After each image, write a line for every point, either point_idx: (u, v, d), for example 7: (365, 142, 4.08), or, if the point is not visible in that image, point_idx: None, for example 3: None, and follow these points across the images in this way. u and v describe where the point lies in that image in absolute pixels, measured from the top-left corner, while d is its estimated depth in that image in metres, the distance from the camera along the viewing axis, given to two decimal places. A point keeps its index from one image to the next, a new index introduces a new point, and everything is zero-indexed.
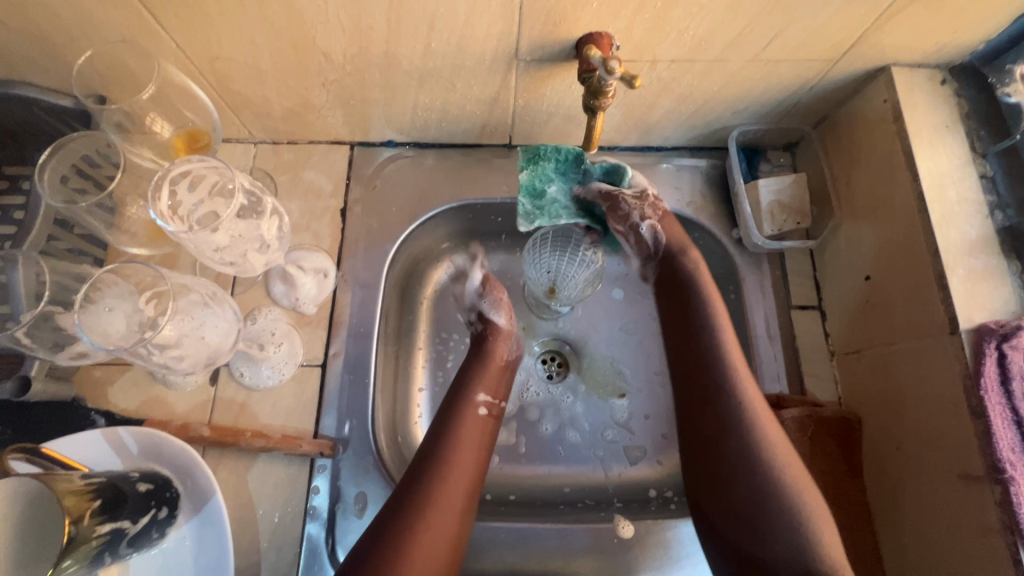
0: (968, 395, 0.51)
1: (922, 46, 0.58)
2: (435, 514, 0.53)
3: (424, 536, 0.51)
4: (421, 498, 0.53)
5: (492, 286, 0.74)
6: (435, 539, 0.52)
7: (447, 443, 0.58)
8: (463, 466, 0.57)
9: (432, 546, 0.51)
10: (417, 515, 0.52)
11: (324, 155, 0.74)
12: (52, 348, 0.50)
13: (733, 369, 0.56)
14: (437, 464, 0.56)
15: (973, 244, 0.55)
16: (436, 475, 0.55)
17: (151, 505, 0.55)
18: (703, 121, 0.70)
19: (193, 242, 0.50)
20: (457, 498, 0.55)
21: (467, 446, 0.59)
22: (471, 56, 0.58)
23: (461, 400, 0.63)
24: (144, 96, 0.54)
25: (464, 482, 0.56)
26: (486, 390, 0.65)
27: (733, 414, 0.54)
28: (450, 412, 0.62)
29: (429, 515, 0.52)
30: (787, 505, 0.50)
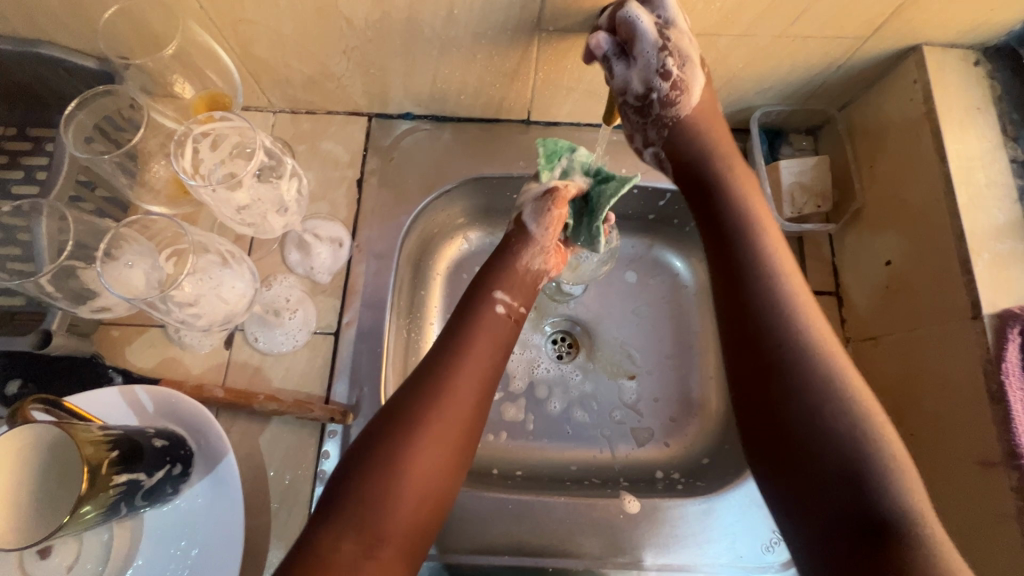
0: (988, 380, 0.50)
1: (957, 25, 0.56)
2: (440, 428, 0.51)
3: (427, 450, 0.50)
4: (424, 413, 0.51)
5: (553, 199, 0.64)
6: (439, 454, 0.50)
7: (456, 354, 0.55)
8: (478, 368, 0.55)
9: (432, 460, 0.50)
10: (418, 429, 0.50)
11: (342, 126, 0.74)
12: (73, 299, 0.52)
13: (797, 323, 0.50)
14: (443, 377, 0.53)
15: (1001, 228, 0.54)
16: (441, 392, 0.52)
17: (166, 461, 0.55)
18: (725, 100, 0.69)
19: (213, 201, 0.51)
20: (462, 415, 0.52)
21: (475, 360, 0.55)
22: (494, 25, 0.57)
23: (479, 310, 0.59)
24: (167, 52, 0.54)
25: (470, 401, 0.53)
26: (505, 288, 0.61)
27: (801, 373, 0.48)
28: (461, 327, 0.57)
29: (434, 431, 0.50)
30: (885, 487, 0.43)
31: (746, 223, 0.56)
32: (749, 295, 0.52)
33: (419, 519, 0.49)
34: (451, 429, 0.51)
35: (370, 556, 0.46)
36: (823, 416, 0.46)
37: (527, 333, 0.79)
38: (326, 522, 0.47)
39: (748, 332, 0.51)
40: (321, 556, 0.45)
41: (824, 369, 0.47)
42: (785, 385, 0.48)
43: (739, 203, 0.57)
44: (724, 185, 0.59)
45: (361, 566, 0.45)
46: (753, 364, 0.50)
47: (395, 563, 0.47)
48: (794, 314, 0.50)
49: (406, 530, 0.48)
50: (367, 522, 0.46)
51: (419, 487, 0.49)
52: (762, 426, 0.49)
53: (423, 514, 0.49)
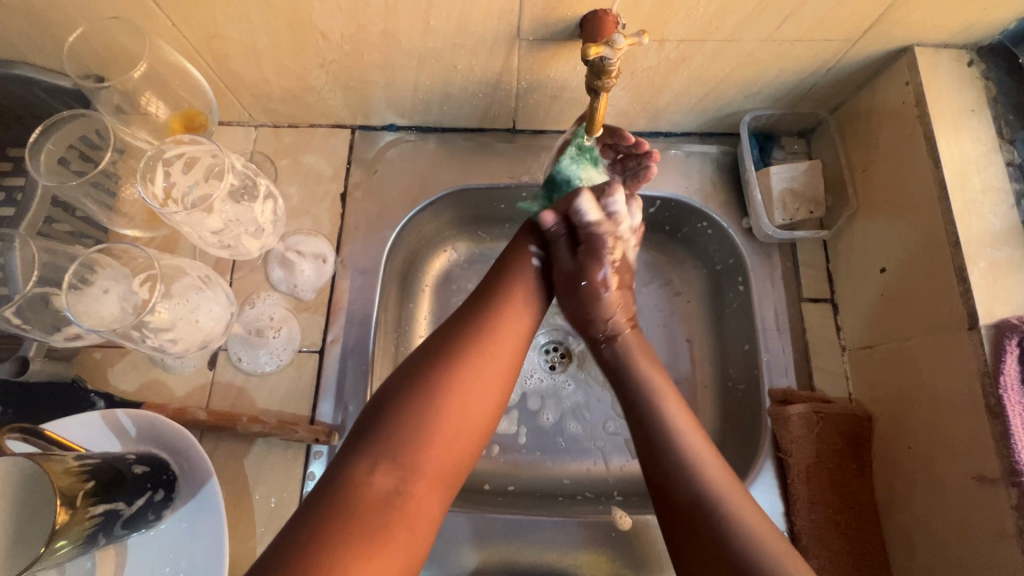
0: (986, 393, 0.49)
1: (950, 24, 0.55)
2: (483, 366, 0.52)
3: (472, 380, 0.51)
4: (468, 349, 0.52)
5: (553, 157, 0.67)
6: (482, 384, 0.51)
7: (497, 299, 0.57)
8: (516, 310, 0.57)
9: (473, 411, 0.50)
10: (462, 358, 0.51)
11: (326, 139, 0.73)
12: (48, 330, 0.51)
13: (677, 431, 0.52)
14: (488, 318, 0.55)
15: (997, 235, 0.52)
16: (485, 330, 0.54)
17: (147, 488, 0.54)
18: (714, 105, 0.67)
19: (188, 225, 0.50)
20: (508, 351, 0.54)
21: (517, 305, 0.57)
22: (472, 36, 0.56)
23: (517, 261, 0.61)
24: (135, 73, 0.53)
25: (509, 349, 0.54)
26: (537, 241, 0.63)
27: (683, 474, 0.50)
28: (504, 279, 0.59)
29: (477, 361, 0.52)
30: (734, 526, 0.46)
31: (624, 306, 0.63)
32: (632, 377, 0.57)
33: (454, 456, 0.49)
34: (496, 364, 0.52)
35: (404, 491, 0.45)
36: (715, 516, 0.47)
37: None
38: (358, 456, 0.46)
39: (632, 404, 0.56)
40: (357, 488, 0.44)
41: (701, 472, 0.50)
42: (666, 479, 0.50)
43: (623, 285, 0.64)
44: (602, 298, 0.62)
45: (396, 500, 0.45)
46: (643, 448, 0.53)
47: (431, 497, 0.46)
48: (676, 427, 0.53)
49: (441, 465, 0.48)
50: (403, 458, 0.46)
51: (460, 417, 0.49)
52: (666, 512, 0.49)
53: (459, 450, 0.49)
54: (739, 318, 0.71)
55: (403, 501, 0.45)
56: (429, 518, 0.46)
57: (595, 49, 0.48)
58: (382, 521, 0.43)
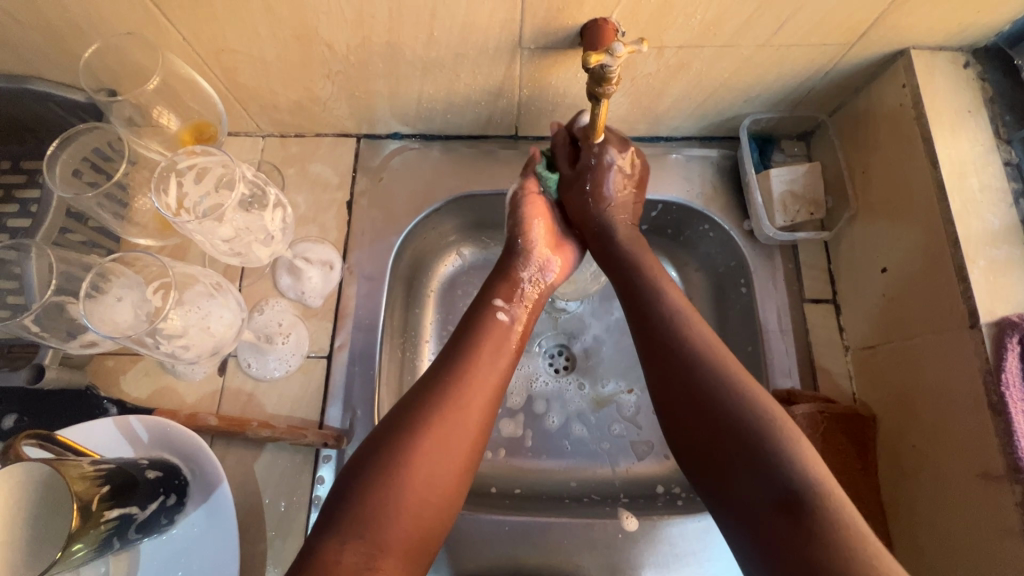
0: (988, 391, 0.49)
1: (945, 27, 0.55)
2: (446, 433, 0.50)
3: (429, 456, 0.48)
4: (432, 416, 0.50)
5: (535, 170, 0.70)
6: (444, 456, 0.49)
7: (462, 361, 0.54)
8: (485, 370, 0.55)
9: (437, 482, 0.48)
10: (419, 435, 0.49)
11: (331, 148, 0.74)
12: (64, 338, 0.52)
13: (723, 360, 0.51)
14: (448, 387, 0.52)
15: (996, 234, 0.53)
16: (451, 392, 0.52)
17: (160, 492, 0.55)
18: (713, 109, 0.68)
19: (200, 234, 0.52)
20: (473, 418, 0.51)
21: (483, 367, 0.55)
22: (475, 45, 0.57)
23: (482, 320, 0.59)
24: (149, 87, 0.54)
25: (478, 411, 0.52)
26: (503, 295, 0.61)
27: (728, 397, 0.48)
28: (467, 340, 0.57)
29: (438, 432, 0.49)
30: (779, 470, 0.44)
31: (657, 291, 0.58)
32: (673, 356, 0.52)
33: (419, 528, 0.47)
34: (462, 429, 0.51)
35: (371, 564, 0.43)
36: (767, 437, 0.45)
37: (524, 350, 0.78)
38: (329, 532, 0.45)
39: (665, 358, 0.53)
40: (326, 563, 0.43)
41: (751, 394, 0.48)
42: (716, 436, 0.47)
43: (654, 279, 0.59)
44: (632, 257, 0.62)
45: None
46: (682, 412, 0.50)
47: (399, 574, 0.44)
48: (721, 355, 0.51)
49: (407, 539, 0.46)
50: (370, 532, 0.44)
51: (424, 489, 0.47)
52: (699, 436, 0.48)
53: (423, 523, 0.47)
54: (742, 320, 0.71)
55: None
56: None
57: (595, 57, 0.49)
58: None
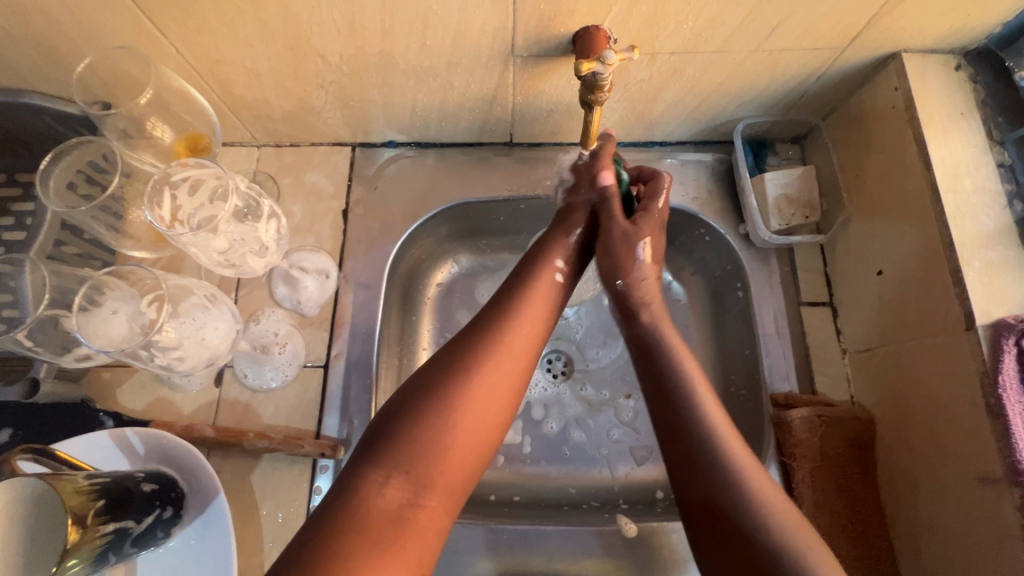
0: (985, 393, 0.49)
1: (936, 30, 0.56)
2: (494, 376, 0.51)
3: (473, 405, 0.49)
4: (484, 357, 0.52)
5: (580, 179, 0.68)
6: (492, 398, 0.50)
7: (510, 307, 0.56)
8: (532, 317, 0.56)
9: (482, 425, 0.49)
10: (469, 378, 0.50)
11: (326, 157, 0.74)
12: (59, 351, 0.52)
13: (716, 429, 0.51)
14: (495, 333, 0.54)
15: (990, 236, 0.53)
16: (500, 335, 0.54)
17: (156, 505, 0.55)
18: (707, 114, 0.68)
19: (193, 246, 0.52)
20: (517, 364, 0.53)
21: (529, 315, 0.56)
22: (468, 54, 0.57)
23: (529, 280, 0.59)
24: (141, 100, 0.55)
25: (523, 354, 0.54)
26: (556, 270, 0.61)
27: (715, 461, 0.49)
28: (516, 293, 0.58)
29: (488, 374, 0.51)
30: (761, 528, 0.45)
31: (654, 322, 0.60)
32: (668, 389, 0.54)
33: (462, 469, 0.48)
34: (508, 372, 0.52)
35: (416, 504, 0.44)
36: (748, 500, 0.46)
37: None
38: (369, 469, 0.45)
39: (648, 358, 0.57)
40: (369, 502, 0.43)
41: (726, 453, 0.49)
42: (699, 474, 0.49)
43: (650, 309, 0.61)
44: (643, 305, 0.61)
45: (407, 513, 0.44)
46: (673, 441, 0.52)
47: (437, 514, 0.46)
48: (714, 424, 0.51)
49: (449, 480, 0.47)
50: (415, 471, 0.46)
51: (472, 430, 0.49)
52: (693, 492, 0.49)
53: (466, 466, 0.48)
54: (739, 324, 0.71)
55: (410, 520, 0.44)
56: (436, 534, 0.45)
57: (587, 65, 0.50)
58: (393, 536, 0.42)
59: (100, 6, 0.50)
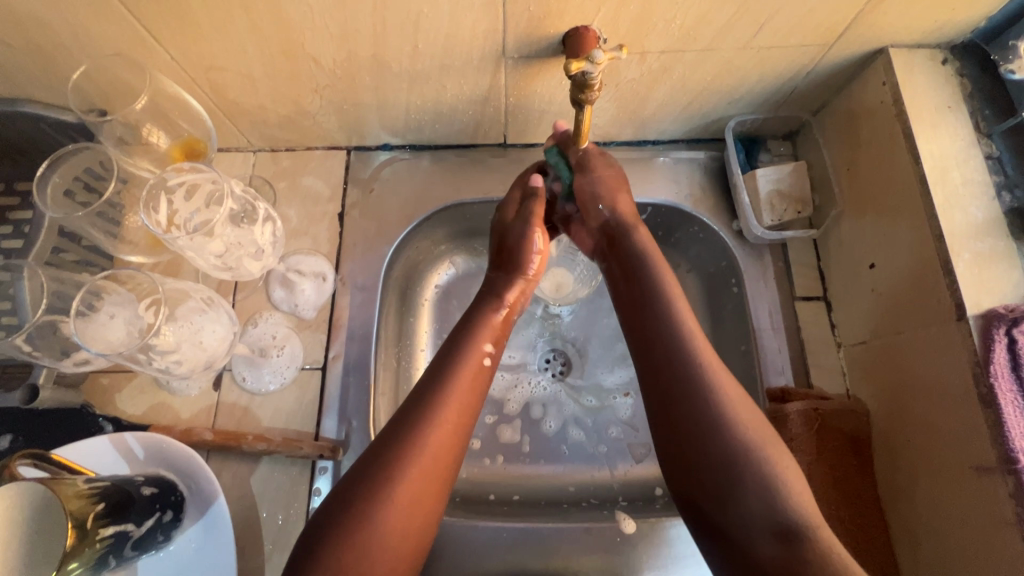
0: (977, 383, 0.49)
1: (921, 25, 0.56)
2: (422, 454, 0.46)
3: (410, 485, 0.45)
4: (412, 434, 0.47)
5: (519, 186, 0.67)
6: (421, 481, 0.45)
7: (444, 375, 0.51)
8: (465, 379, 0.51)
9: (413, 510, 0.45)
10: (395, 461, 0.45)
11: (322, 161, 0.75)
12: (58, 356, 0.53)
13: (725, 406, 0.47)
14: (426, 402, 0.49)
15: (979, 227, 0.53)
16: (428, 408, 0.48)
17: (156, 509, 0.55)
18: (698, 111, 0.69)
19: (191, 250, 0.52)
20: (450, 430, 0.48)
21: (462, 376, 0.52)
22: (459, 56, 0.58)
23: (462, 358, 0.53)
24: (137, 106, 0.55)
25: (457, 423, 0.49)
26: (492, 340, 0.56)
27: (716, 436, 0.46)
28: (442, 374, 0.51)
29: (418, 456, 0.46)
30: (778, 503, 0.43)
31: (669, 308, 0.54)
32: (675, 397, 0.49)
33: (401, 555, 0.44)
34: (440, 443, 0.47)
35: None
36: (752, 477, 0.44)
37: (519, 356, 0.78)
38: (320, 552, 0.42)
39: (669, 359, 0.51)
40: None
41: (734, 426, 0.46)
42: (697, 455, 0.47)
43: (668, 301, 0.55)
44: (654, 282, 0.56)
45: None
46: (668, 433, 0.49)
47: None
48: (722, 399, 0.48)
49: (392, 561, 0.43)
50: (353, 555, 0.41)
51: (405, 515, 0.44)
52: (679, 468, 0.48)
53: (404, 554, 0.44)
54: (735, 320, 0.71)
55: None
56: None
57: (577, 64, 0.51)
58: None
59: (96, 14, 0.50)
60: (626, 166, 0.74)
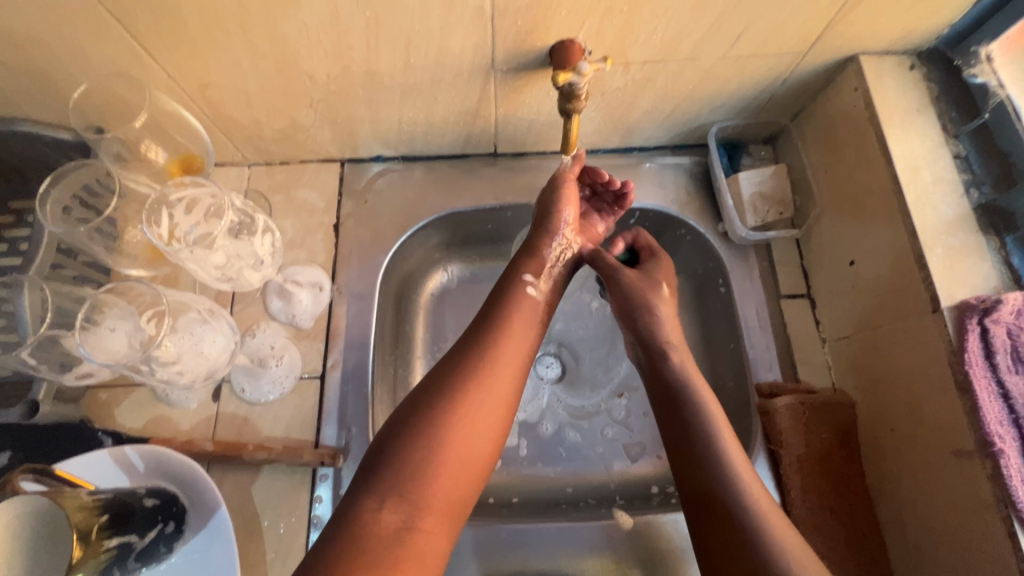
0: (954, 371, 0.52)
1: (888, 34, 0.59)
2: (481, 391, 0.52)
3: (468, 424, 0.50)
4: (468, 377, 0.53)
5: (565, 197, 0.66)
6: (474, 421, 0.51)
7: (495, 325, 0.57)
8: (514, 337, 0.57)
9: (469, 445, 0.50)
10: (453, 399, 0.51)
11: (316, 174, 0.76)
12: (59, 369, 0.53)
13: (715, 434, 0.54)
14: (483, 350, 0.55)
15: (950, 223, 0.56)
16: (482, 357, 0.54)
17: (158, 520, 0.57)
18: (682, 118, 0.71)
19: (191, 262, 0.54)
20: (507, 377, 0.54)
21: (514, 329, 0.58)
22: (450, 69, 0.60)
23: (511, 293, 0.60)
24: (137, 123, 0.58)
25: (511, 370, 0.55)
26: (532, 271, 0.63)
27: (702, 461, 0.53)
28: (494, 321, 0.58)
29: (473, 398, 0.52)
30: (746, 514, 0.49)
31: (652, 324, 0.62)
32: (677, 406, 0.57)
33: (457, 485, 0.49)
34: (498, 390, 0.53)
35: (412, 527, 0.45)
36: (747, 525, 0.49)
37: None
38: (365, 494, 0.46)
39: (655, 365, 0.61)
40: (364, 526, 0.44)
41: (715, 441, 0.54)
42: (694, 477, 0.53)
43: (698, 405, 0.56)
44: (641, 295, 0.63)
45: (402, 537, 0.44)
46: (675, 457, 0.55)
47: (438, 534, 0.46)
48: (714, 429, 0.54)
49: (444, 500, 0.48)
50: (409, 490, 0.46)
51: (463, 448, 0.50)
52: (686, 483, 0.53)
53: (461, 488, 0.49)
54: (724, 319, 0.73)
55: (409, 540, 0.44)
56: (436, 555, 0.46)
57: (563, 76, 0.53)
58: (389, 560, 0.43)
59: (95, 35, 0.52)
60: (613, 172, 0.76)
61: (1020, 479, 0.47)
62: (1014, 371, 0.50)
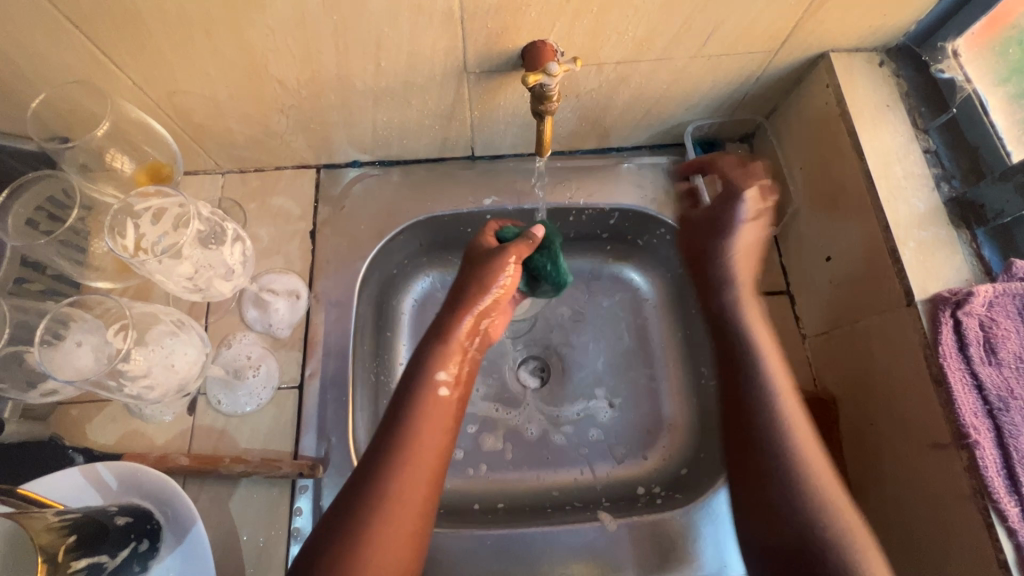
0: (929, 364, 0.52)
1: (856, 31, 0.60)
2: (396, 512, 0.48)
3: (382, 548, 0.47)
4: (379, 497, 0.48)
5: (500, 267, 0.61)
6: (391, 542, 0.48)
7: (406, 428, 0.52)
8: (427, 442, 0.52)
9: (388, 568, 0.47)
10: (364, 526, 0.47)
11: (292, 180, 0.75)
12: (24, 387, 0.52)
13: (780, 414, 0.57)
14: (390, 464, 0.50)
15: (922, 217, 0.57)
16: (393, 471, 0.50)
17: (131, 538, 0.55)
18: (657, 118, 0.71)
19: (160, 274, 0.53)
20: (422, 488, 0.50)
21: (427, 431, 0.53)
22: (423, 72, 0.59)
23: (418, 391, 0.55)
24: (99, 133, 0.55)
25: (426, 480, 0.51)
26: (445, 367, 0.57)
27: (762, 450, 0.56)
28: (404, 418, 0.53)
29: (387, 522, 0.48)
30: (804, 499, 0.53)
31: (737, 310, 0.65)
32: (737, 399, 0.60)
33: None
34: (411, 505, 0.49)
35: None
36: (807, 509, 0.53)
37: (494, 363, 0.79)
38: None
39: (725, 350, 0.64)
40: None
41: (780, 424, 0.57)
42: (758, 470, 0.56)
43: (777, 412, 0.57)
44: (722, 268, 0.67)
45: None
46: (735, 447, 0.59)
47: None
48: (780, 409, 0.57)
49: None
50: None
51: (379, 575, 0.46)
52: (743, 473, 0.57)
53: None
54: None
55: None
56: None
57: (534, 77, 0.52)
58: None
59: (54, 42, 0.50)
60: (591, 174, 0.76)
61: (995, 469, 0.47)
62: (988, 362, 0.50)
